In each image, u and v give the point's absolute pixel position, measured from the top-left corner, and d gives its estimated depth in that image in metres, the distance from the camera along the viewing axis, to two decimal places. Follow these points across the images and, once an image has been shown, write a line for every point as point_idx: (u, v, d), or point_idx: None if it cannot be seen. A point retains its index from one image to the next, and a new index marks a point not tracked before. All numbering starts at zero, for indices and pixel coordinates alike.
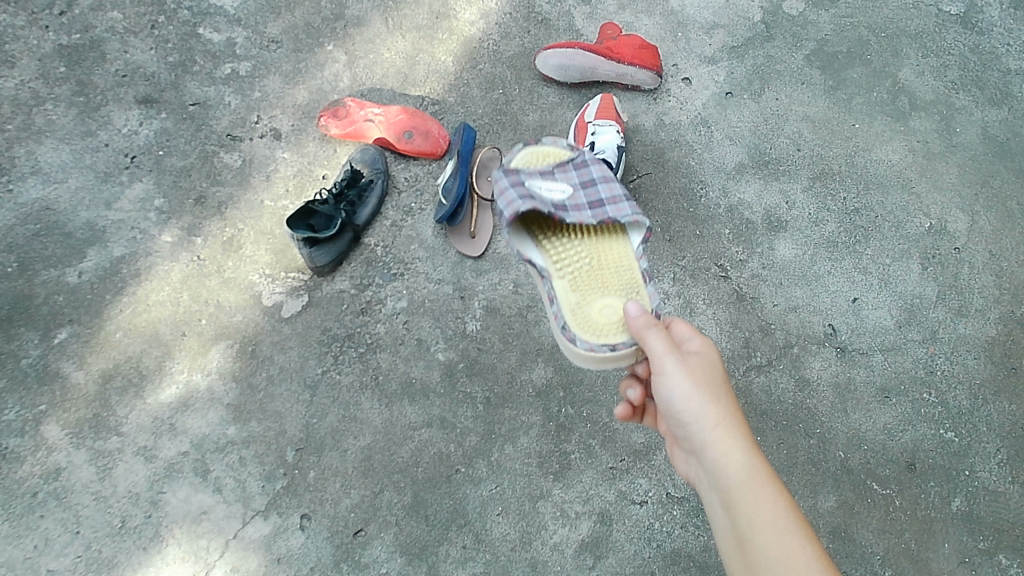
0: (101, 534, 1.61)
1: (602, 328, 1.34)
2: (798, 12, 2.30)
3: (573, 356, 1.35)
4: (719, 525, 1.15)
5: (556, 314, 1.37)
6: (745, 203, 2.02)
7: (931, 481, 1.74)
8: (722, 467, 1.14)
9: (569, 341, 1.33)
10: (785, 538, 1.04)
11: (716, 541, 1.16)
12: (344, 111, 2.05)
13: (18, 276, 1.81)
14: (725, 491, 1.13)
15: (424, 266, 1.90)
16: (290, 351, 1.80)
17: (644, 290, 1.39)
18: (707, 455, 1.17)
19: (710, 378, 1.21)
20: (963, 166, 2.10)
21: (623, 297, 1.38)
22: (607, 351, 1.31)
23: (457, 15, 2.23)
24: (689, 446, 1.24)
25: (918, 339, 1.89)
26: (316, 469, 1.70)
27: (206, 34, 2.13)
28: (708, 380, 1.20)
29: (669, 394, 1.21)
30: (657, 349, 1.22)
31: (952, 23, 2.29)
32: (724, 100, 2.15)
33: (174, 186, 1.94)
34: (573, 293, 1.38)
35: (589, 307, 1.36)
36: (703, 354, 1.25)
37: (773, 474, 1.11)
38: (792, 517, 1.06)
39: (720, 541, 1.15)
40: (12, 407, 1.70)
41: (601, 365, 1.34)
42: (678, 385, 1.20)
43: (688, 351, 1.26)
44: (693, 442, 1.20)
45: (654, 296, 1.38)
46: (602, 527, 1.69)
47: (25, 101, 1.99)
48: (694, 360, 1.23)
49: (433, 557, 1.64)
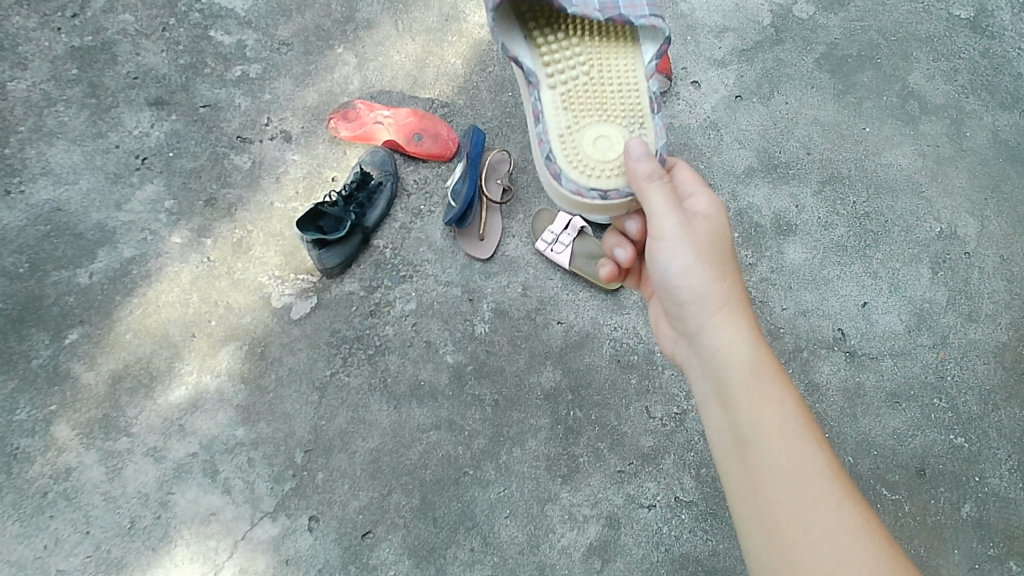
0: (110, 534, 1.63)
1: (594, 163, 1.27)
2: (809, 16, 2.27)
3: (554, 193, 1.31)
4: (712, 409, 1.18)
5: (543, 137, 1.30)
6: (755, 207, 2.02)
7: (940, 487, 1.75)
8: (726, 354, 1.15)
9: (553, 176, 1.28)
10: (788, 434, 1.07)
11: (706, 421, 1.20)
12: (354, 113, 2.05)
13: (30, 277, 1.82)
14: (726, 376, 1.14)
15: (434, 268, 1.90)
16: (300, 353, 1.80)
17: (648, 121, 1.32)
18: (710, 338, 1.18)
19: (716, 254, 1.20)
20: (973, 170, 2.09)
21: (624, 128, 1.30)
22: (595, 198, 1.27)
23: (466, 18, 2.22)
24: (684, 323, 1.26)
25: (928, 344, 1.89)
26: (325, 471, 1.70)
27: (217, 36, 2.12)
28: (712, 252, 1.20)
29: (668, 267, 1.21)
30: (661, 215, 1.20)
31: (963, 27, 2.28)
32: (734, 104, 2.14)
33: (184, 187, 1.95)
34: (565, 115, 1.30)
35: (582, 134, 1.29)
36: (709, 220, 1.24)
37: (776, 363, 1.14)
38: (793, 412, 1.09)
39: (711, 425, 1.18)
40: (23, 407, 1.71)
41: (584, 211, 1.31)
42: (681, 258, 1.20)
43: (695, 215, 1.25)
44: (694, 323, 1.22)
45: (655, 131, 1.31)
46: (610, 531, 1.70)
47: (36, 102, 1.99)
48: (701, 227, 1.21)
49: (441, 560, 1.66)
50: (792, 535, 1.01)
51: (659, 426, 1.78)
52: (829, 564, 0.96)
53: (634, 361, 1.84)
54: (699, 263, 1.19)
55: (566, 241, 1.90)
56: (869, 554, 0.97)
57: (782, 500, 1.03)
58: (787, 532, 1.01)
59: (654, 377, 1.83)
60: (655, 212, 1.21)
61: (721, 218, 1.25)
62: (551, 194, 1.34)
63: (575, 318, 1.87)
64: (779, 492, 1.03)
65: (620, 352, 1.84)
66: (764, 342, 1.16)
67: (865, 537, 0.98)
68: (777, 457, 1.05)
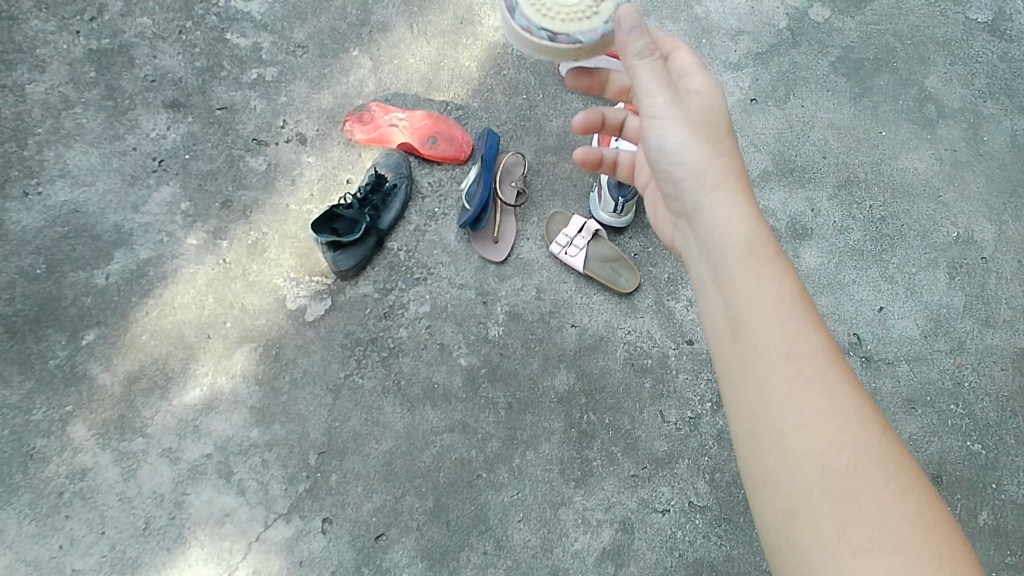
0: (125, 535, 1.64)
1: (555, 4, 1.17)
2: (825, 19, 2.26)
3: (507, 28, 1.20)
4: (706, 290, 1.11)
5: None
6: (770, 211, 2.01)
7: (957, 494, 1.74)
8: (722, 231, 1.08)
9: (507, 10, 1.18)
10: (782, 311, 1.00)
11: (699, 303, 1.13)
12: (369, 115, 2.06)
13: (47, 278, 1.83)
14: (721, 253, 1.08)
15: (448, 271, 1.90)
16: (314, 355, 1.81)
17: None
18: (705, 216, 1.11)
19: (712, 132, 1.13)
20: (990, 175, 2.08)
21: None
22: (544, 38, 1.16)
23: (482, 21, 2.22)
24: (678, 204, 1.18)
25: (945, 349, 1.87)
26: (338, 473, 1.71)
27: (233, 39, 2.13)
28: (708, 129, 1.12)
29: (663, 144, 1.13)
30: (653, 93, 1.12)
31: (980, 30, 2.27)
32: (750, 107, 2.13)
33: (200, 189, 1.96)
34: None
35: None
36: (705, 93, 1.14)
37: (773, 243, 1.07)
38: (789, 290, 1.02)
39: (704, 306, 1.11)
40: (40, 407, 1.72)
41: (535, 54, 1.20)
42: (677, 136, 1.12)
43: (688, 88, 1.15)
44: (688, 203, 1.15)
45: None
46: (624, 535, 1.69)
47: (54, 104, 2.01)
48: (697, 105, 1.13)
49: (454, 563, 1.65)
50: (780, 412, 0.95)
51: (673, 430, 1.78)
52: (817, 448, 0.92)
53: (648, 365, 1.83)
54: (694, 143, 1.11)
55: (579, 245, 1.90)
56: (861, 442, 0.92)
57: (774, 383, 0.97)
58: (775, 418, 0.95)
59: (668, 381, 1.82)
60: (648, 92, 1.12)
61: (718, 90, 1.14)
62: (503, 31, 1.22)
63: (589, 322, 1.87)
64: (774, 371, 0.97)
65: (634, 356, 1.84)
66: (763, 220, 1.09)
67: (855, 420, 0.94)
68: (770, 339, 0.99)
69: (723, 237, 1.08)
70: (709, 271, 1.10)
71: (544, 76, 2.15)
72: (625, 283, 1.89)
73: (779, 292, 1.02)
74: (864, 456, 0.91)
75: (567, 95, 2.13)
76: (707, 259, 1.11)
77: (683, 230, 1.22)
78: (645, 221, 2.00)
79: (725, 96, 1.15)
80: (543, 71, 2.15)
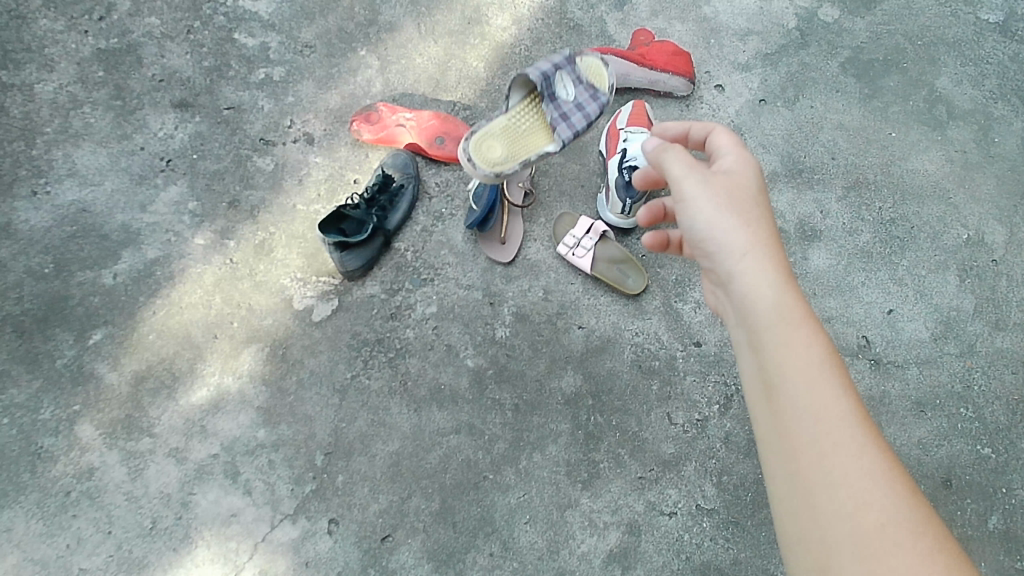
0: (132, 534, 1.64)
1: None
2: (834, 19, 2.26)
3: None
4: (742, 357, 1.12)
5: None
6: (779, 212, 2.00)
7: (967, 498, 1.72)
8: (753, 298, 1.09)
9: None
10: (814, 373, 1.01)
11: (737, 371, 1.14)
12: (377, 115, 2.05)
13: (55, 277, 1.83)
14: (753, 320, 1.09)
15: (455, 272, 1.90)
16: (321, 355, 1.80)
17: None
18: (735, 284, 1.12)
19: (743, 202, 1.15)
20: (1001, 176, 2.06)
21: None
22: None
23: (489, 21, 2.22)
24: (713, 275, 1.20)
25: (955, 352, 1.86)
26: (345, 474, 1.70)
27: (241, 39, 2.13)
28: (739, 201, 1.14)
29: (695, 218, 1.16)
30: (679, 174, 1.16)
31: (991, 31, 2.26)
32: (758, 108, 2.13)
33: (208, 189, 1.96)
34: None
35: None
36: (736, 172, 1.18)
37: (805, 308, 1.08)
38: (821, 353, 1.03)
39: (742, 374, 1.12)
40: (47, 406, 1.72)
41: None
42: (708, 210, 1.14)
43: (721, 169, 1.19)
44: (719, 272, 1.16)
45: None
46: (630, 538, 1.68)
47: (62, 103, 2.01)
48: (727, 181, 1.16)
49: (460, 565, 1.64)
50: (815, 475, 0.96)
51: (680, 432, 1.77)
52: (848, 506, 0.93)
53: (656, 367, 1.82)
54: (725, 214, 1.13)
55: (588, 245, 1.89)
56: (891, 502, 0.92)
57: (808, 446, 0.98)
58: (809, 479, 0.96)
59: (675, 383, 1.81)
60: (676, 173, 1.17)
61: (749, 169, 1.18)
62: None
63: (596, 323, 1.86)
64: (808, 434, 0.98)
65: (641, 357, 1.83)
66: (795, 289, 1.10)
67: (887, 480, 0.94)
68: (802, 401, 1.00)
69: (752, 300, 1.09)
70: (744, 338, 1.11)
71: None
72: (633, 284, 1.88)
73: (812, 355, 1.03)
74: (896, 515, 0.91)
75: None
76: (741, 324, 1.11)
77: (718, 295, 1.22)
78: None
79: (757, 174, 1.18)
80: None
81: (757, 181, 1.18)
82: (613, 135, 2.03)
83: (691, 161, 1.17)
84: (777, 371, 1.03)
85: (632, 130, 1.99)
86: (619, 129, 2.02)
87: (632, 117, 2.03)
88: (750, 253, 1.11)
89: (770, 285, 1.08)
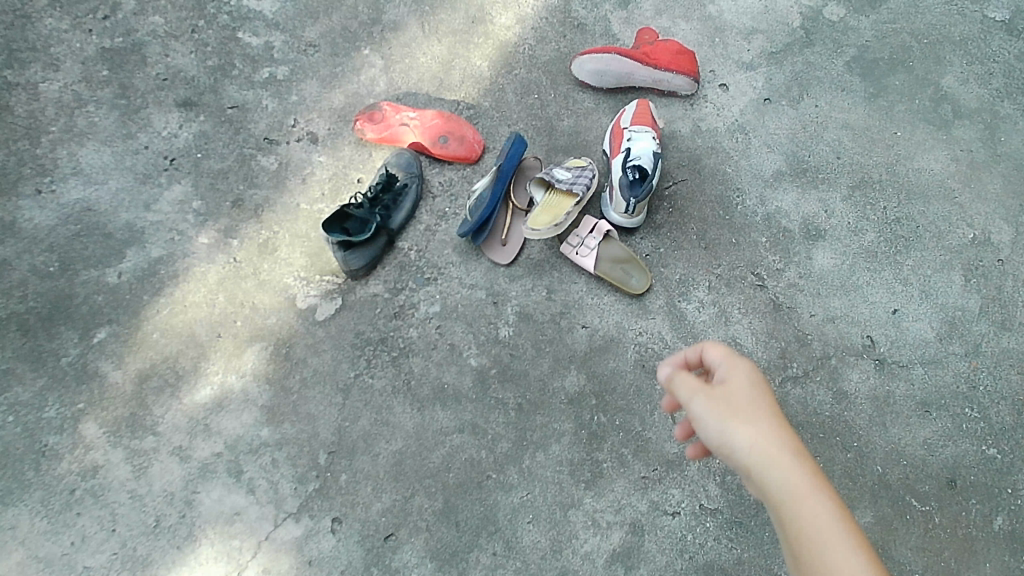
0: (136, 532, 1.63)
1: None
2: (839, 18, 2.26)
3: None
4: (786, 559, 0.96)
5: None
6: (783, 211, 2.00)
7: (972, 499, 1.70)
8: (771, 494, 0.95)
9: None
10: (841, 556, 0.87)
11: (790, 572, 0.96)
12: (380, 115, 2.07)
13: (59, 276, 1.84)
14: (779, 522, 0.94)
15: (458, 271, 1.90)
16: (324, 354, 1.80)
17: None
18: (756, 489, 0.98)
19: (745, 401, 1.02)
20: (1008, 176, 2.05)
21: None
22: None
23: (493, 20, 2.22)
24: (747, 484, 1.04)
25: (960, 352, 1.85)
26: (348, 473, 1.70)
27: (245, 38, 2.16)
28: (740, 400, 1.02)
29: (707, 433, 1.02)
30: (681, 393, 1.05)
31: (997, 30, 2.25)
32: (762, 107, 2.13)
33: (212, 188, 1.97)
34: None
35: None
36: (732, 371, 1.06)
37: (823, 484, 0.94)
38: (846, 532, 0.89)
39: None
40: (52, 405, 1.72)
41: None
42: (713, 419, 1.01)
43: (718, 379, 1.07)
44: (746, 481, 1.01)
45: None
46: (634, 537, 1.66)
47: (68, 103, 2.03)
48: (722, 384, 1.05)
49: (463, 564, 1.63)
50: None
51: None
52: None
53: (659, 367, 1.82)
54: (728, 416, 1.00)
55: (591, 245, 1.90)
56: None
57: None
58: None
59: None
60: (680, 397, 1.05)
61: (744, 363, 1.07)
62: None
63: (600, 322, 1.86)
64: None
65: (645, 357, 1.83)
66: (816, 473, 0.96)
67: None
68: None
69: (770, 495, 0.95)
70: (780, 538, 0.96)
71: (555, 76, 2.16)
72: (636, 284, 1.88)
73: (839, 540, 0.89)
74: None
75: (578, 95, 2.14)
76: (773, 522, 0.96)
77: None
78: (656, 221, 1.99)
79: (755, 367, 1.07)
80: (555, 71, 2.16)
81: (757, 372, 1.06)
82: (616, 134, 2.02)
83: (695, 381, 1.05)
84: (817, 571, 0.87)
85: (636, 129, 1.99)
86: (622, 128, 2.02)
87: (636, 117, 2.03)
88: (768, 456, 0.97)
89: (782, 472, 0.95)
